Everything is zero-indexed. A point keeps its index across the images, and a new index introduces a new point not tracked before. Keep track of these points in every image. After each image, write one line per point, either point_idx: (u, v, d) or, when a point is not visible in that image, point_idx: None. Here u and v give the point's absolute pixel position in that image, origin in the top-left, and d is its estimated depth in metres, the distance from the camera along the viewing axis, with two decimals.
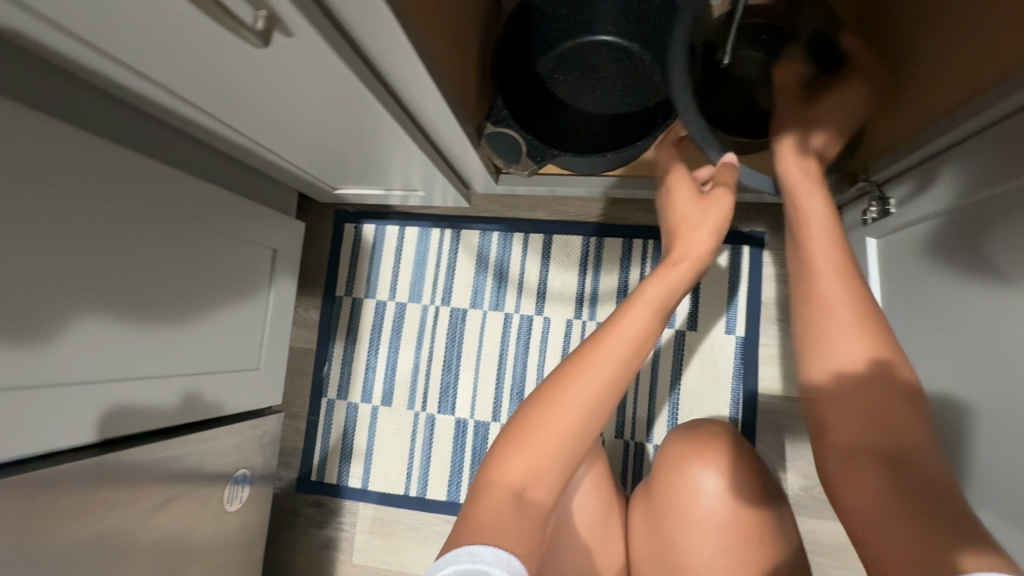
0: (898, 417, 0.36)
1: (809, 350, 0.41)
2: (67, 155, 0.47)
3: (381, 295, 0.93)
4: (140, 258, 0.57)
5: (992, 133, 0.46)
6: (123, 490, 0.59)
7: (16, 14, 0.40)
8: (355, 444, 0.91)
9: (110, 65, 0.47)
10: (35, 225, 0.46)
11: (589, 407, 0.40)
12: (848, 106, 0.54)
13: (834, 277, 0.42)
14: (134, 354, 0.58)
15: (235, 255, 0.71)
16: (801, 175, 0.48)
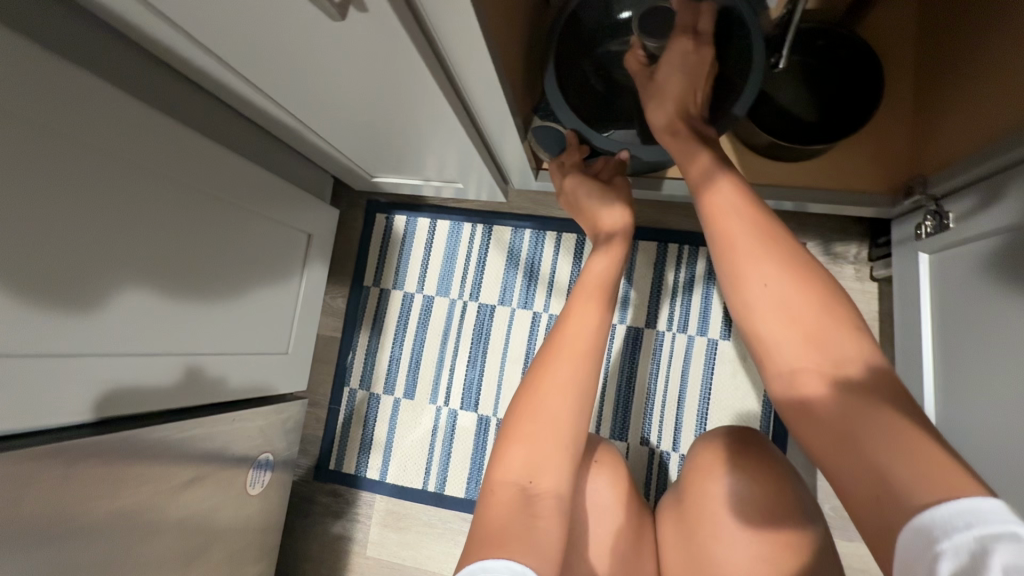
0: (826, 333, 0.40)
1: (739, 293, 0.45)
2: (115, 124, 0.47)
3: (409, 287, 0.92)
4: (180, 232, 0.57)
5: (1010, 174, 0.50)
6: (151, 466, 0.59)
7: None
8: (375, 435, 0.90)
9: (168, 30, 0.47)
10: (83, 194, 0.46)
11: (571, 392, 0.49)
12: (688, 70, 0.56)
13: (737, 216, 0.46)
14: (168, 329, 0.58)
15: (270, 238, 0.71)
16: (679, 143, 0.54)
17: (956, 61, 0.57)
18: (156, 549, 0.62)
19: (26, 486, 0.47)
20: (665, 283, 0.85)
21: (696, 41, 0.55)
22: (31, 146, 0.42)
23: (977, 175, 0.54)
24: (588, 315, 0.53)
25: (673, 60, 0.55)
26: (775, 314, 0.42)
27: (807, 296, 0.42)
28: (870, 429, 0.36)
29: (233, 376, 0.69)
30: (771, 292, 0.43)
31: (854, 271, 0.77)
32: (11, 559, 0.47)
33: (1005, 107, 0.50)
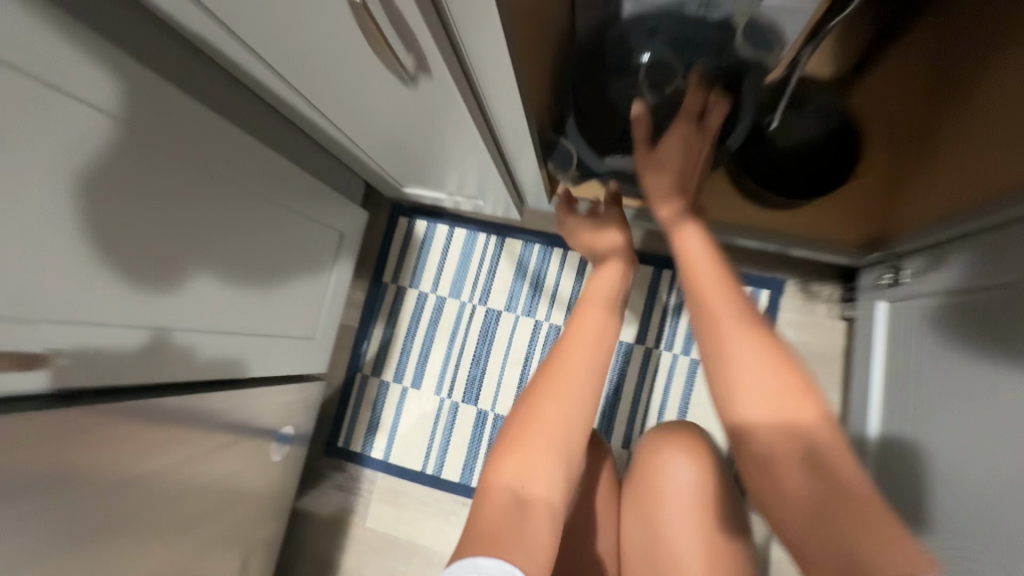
0: (802, 417, 0.39)
1: (712, 363, 0.43)
2: (220, 142, 0.56)
3: (425, 286, 1.01)
4: (246, 230, 0.65)
5: (1003, 231, 0.55)
6: (197, 432, 0.68)
7: (205, 22, 0.48)
8: (382, 418, 0.99)
9: (257, 64, 0.55)
10: (191, 197, 0.55)
11: (568, 397, 0.52)
12: (689, 144, 0.60)
13: (714, 287, 0.45)
14: (229, 310, 0.66)
15: (310, 235, 0.79)
16: (669, 214, 0.58)
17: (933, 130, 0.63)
18: (195, 504, 0.71)
19: (115, 441, 0.56)
20: (655, 306, 0.94)
21: (698, 128, 0.60)
22: (161, 162, 0.50)
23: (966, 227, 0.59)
24: (582, 334, 0.55)
25: (682, 135, 0.60)
26: (749, 395, 0.40)
27: (779, 376, 0.40)
28: (839, 530, 0.36)
29: (270, 359, 0.77)
30: (745, 371, 0.41)
31: (826, 309, 0.86)
32: (97, 497, 0.55)
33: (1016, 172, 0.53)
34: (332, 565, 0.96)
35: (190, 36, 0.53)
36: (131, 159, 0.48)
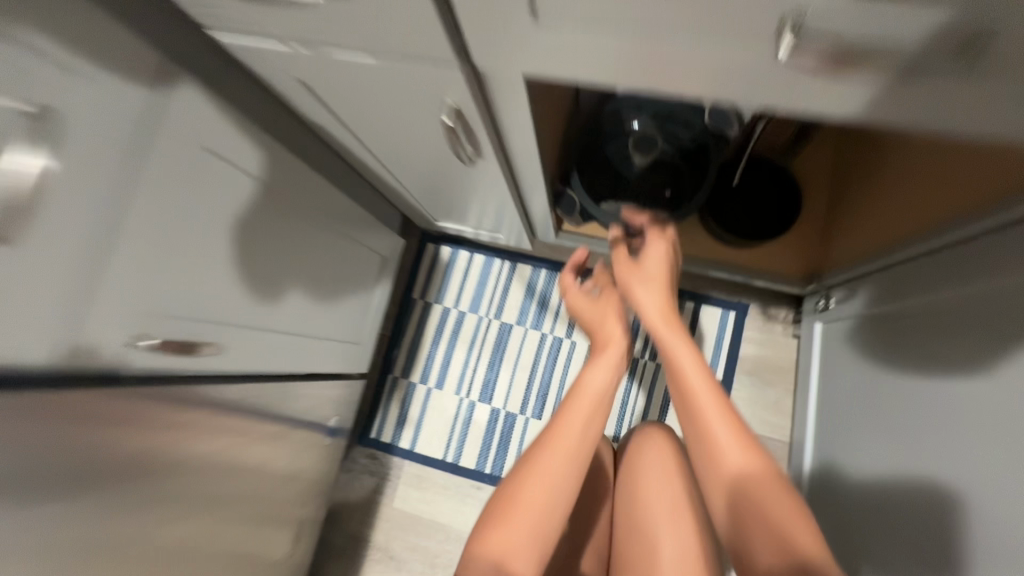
0: (790, 526, 0.48)
1: (710, 475, 0.54)
2: (319, 197, 0.74)
3: (448, 301, 1.19)
4: (327, 258, 0.83)
5: (988, 240, 0.54)
6: (285, 426, 0.83)
7: (328, 126, 0.67)
8: (409, 414, 1.16)
9: (360, 149, 0.73)
10: (299, 238, 0.72)
11: (554, 484, 0.57)
12: (664, 264, 0.74)
13: (710, 406, 0.56)
14: (311, 321, 0.83)
15: (364, 260, 0.97)
16: (670, 335, 0.63)
17: (855, 185, 0.82)
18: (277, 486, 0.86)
19: (247, 435, 0.72)
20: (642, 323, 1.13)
21: (670, 252, 0.76)
22: (285, 215, 0.68)
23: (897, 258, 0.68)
24: (574, 421, 0.61)
25: (656, 254, 0.75)
26: (736, 488, 0.52)
27: (755, 471, 0.52)
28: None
29: (330, 362, 0.94)
30: (727, 465, 0.53)
31: (782, 328, 1.04)
32: (235, 477, 0.72)
33: (964, 250, 0.58)
34: (364, 540, 1.11)
35: (315, 128, 0.70)
36: (271, 216, 0.65)
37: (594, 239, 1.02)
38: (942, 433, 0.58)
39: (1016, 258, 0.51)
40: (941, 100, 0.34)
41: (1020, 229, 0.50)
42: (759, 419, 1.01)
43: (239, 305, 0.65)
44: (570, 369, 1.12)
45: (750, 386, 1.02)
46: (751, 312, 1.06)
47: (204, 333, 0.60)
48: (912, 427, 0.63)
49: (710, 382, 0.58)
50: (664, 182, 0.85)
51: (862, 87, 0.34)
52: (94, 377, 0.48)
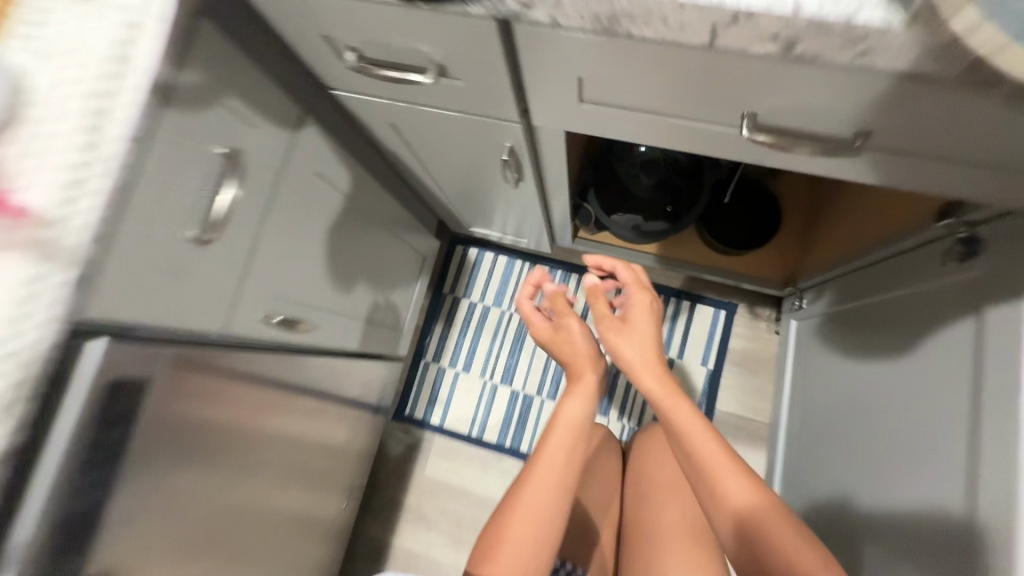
0: (799, 559, 0.50)
1: (715, 508, 0.56)
2: (381, 208, 0.90)
3: (475, 297, 1.35)
4: (384, 257, 0.99)
5: (933, 246, 0.63)
6: (347, 399, 1.00)
7: (397, 152, 0.83)
8: (439, 394, 1.32)
9: (418, 169, 0.90)
10: (366, 240, 0.89)
11: (539, 513, 0.62)
12: (649, 313, 0.70)
13: (698, 438, 0.58)
14: (369, 310, 0.99)
15: (408, 259, 1.13)
16: (643, 376, 0.64)
17: (823, 205, 0.98)
18: (336, 452, 1.02)
19: (322, 402, 0.88)
20: None
21: (653, 303, 0.71)
22: (359, 222, 0.85)
23: (851, 267, 0.81)
24: (550, 461, 0.65)
25: (641, 308, 0.70)
26: (744, 526, 0.54)
27: (759, 505, 0.54)
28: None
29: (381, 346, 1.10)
30: (737, 506, 0.54)
31: (766, 325, 1.20)
32: (311, 436, 0.88)
33: (899, 268, 0.69)
34: (397, 503, 1.27)
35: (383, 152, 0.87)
36: (350, 223, 0.82)
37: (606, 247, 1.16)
38: (873, 410, 0.72)
39: (957, 258, 0.58)
40: (852, 168, 0.50)
41: (960, 234, 0.57)
42: (744, 403, 1.17)
43: (325, 294, 0.81)
44: None
45: (737, 374, 1.19)
46: (740, 310, 1.22)
47: (303, 314, 0.76)
48: (853, 398, 0.78)
49: (699, 418, 0.60)
50: (667, 197, 1.00)
51: (798, 158, 0.51)
52: (242, 346, 0.63)
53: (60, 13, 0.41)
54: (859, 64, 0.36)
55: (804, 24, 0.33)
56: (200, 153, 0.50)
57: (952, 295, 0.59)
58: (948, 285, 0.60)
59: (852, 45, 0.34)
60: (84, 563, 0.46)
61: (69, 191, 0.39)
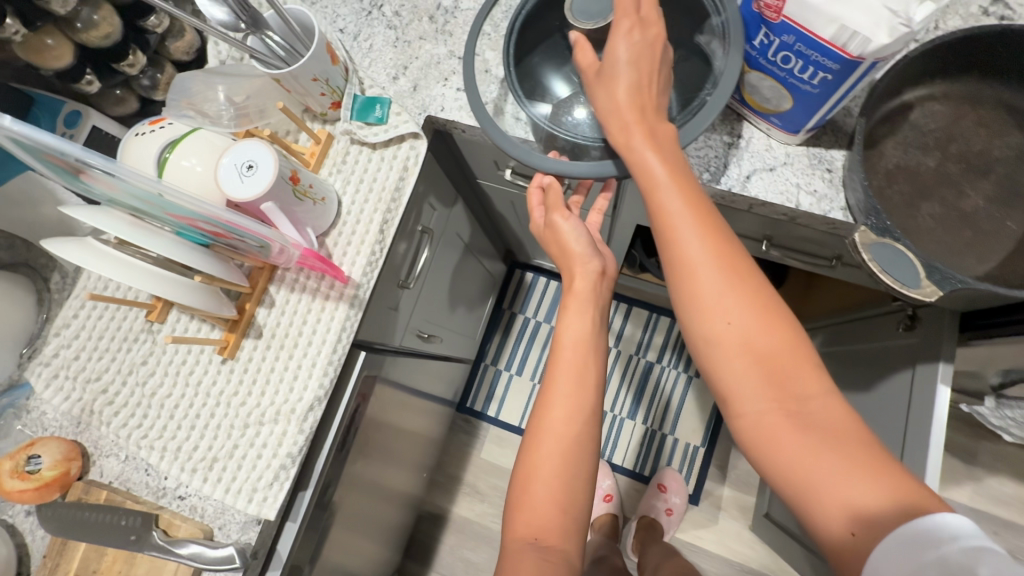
0: (805, 382, 0.45)
1: (701, 322, 0.47)
2: (479, 248, 1.18)
3: (528, 313, 1.63)
4: (475, 284, 1.27)
5: (888, 315, 0.89)
6: (439, 392, 1.27)
7: (502, 213, 1.11)
8: (496, 391, 1.60)
9: (511, 223, 1.18)
10: (469, 273, 1.17)
11: (562, 443, 0.56)
12: (627, 46, 0.50)
13: (697, 237, 0.47)
14: (463, 324, 1.28)
15: (487, 283, 1.41)
16: (629, 140, 0.50)
17: None
18: (428, 438, 1.30)
19: (429, 392, 1.17)
20: (668, 338, 1.55)
21: (641, 24, 0.50)
22: (468, 260, 1.13)
23: (839, 320, 1.07)
24: (563, 376, 0.59)
25: (618, 39, 0.50)
26: (747, 385, 0.46)
27: (763, 327, 0.46)
28: (839, 463, 0.42)
29: (463, 351, 1.37)
30: (728, 315, 0.46)
31: None
32: (421, 420, 1.16)
33: (870, 327, 0.95)
34: (458, 479, 1.55)
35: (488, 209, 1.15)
36: (464, 262, 1.10)
37: (646, 283, 1.32)
38: None
39: (904, 327, 0.83)
40: (830, 272, 0.77)
41: (906, 312, 0.83)
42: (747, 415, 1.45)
43: (444, 313, 1.09)
44: (614, 369, 1.56)
45: None
46: None
47: (432, 330, 1.04)
48: None
49: (697, 208, 0.48)
50: None
51: (797, 263, 0.79)
52: (404, 352, 0.92)
53: (359, 159, 0.69)
54: (831, 230, 0.63)
55: (802, 213, 0.60)
56: (411, 232, 0.78)
57: (900, 348, 0.84)
58: (898, 343, 0.85)
59: (827, 224, 0.61)
60: (331, 491, 0.73)
61: (365, 267, 0.67)
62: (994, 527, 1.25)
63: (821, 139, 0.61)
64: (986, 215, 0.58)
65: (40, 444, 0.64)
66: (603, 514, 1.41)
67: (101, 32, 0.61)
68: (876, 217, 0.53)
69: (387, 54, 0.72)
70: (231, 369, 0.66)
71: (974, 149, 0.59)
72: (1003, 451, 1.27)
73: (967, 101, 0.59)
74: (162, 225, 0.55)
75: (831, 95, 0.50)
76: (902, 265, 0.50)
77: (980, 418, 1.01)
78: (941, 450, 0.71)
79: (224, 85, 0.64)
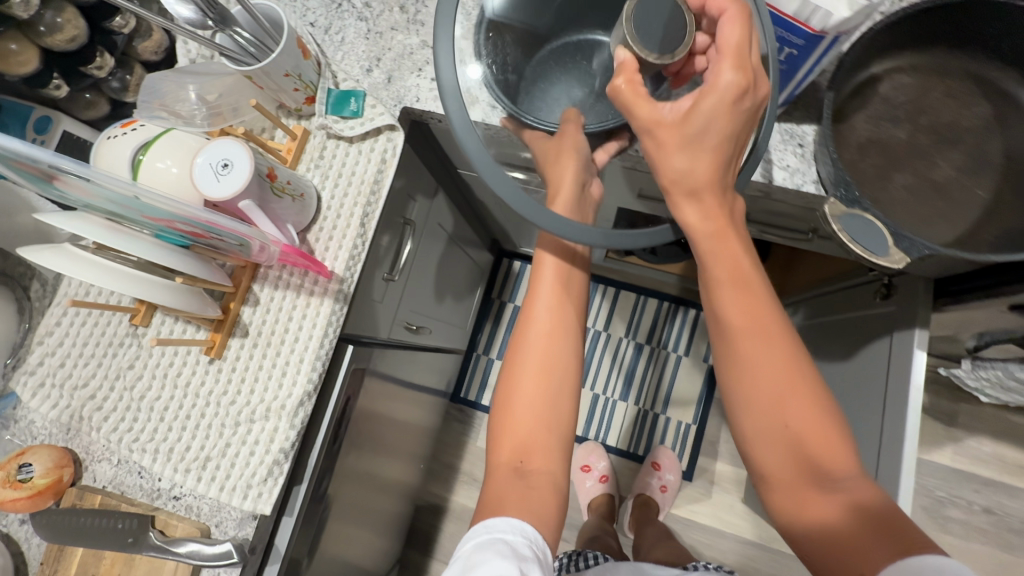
0: (834, 456, 0.47)
1: (745, 397, 0.49)
2: (464, 238, 1.19)
3: (518, 300, 1.64)
4: (462, 274, 1.28)
5: (865, 287, 0.92)
6: (432, 382, 1.28)
7: (484, 203, 1.12)
8: (489, 379, 1.62)
9: (495, 212, 1.18)
10: (455, 264, 1.18)
11: (545, 366, 0.58)
12: (730, 116, 0.44)
13: (744, 318, 0.49)
14: (452, 314, 1.29)
15: (475, 273, 1.42)
16: (689, 218, 0.48)
17: None
18: (422, 428, 1.32)
19: (421, 383, 1.18)
20: (657, 320, 1.57)
21: (750, 86, 0.44)
22: (453, 250, 1.14)
23: (820, 292, 1.10)
24: (545, 300, 0.60)
25: (721, 102, 0.43)
26: (786, 453, 0.48)
27: (803, 401, 0.47)
28: (862, 531, 0.44)
29: (453, 341, 1.38)
30: (773, 388, 0.48)
31: None
32: (414, 410, 1.17)
33: (850, 298, 0.97)
34: (455, 467, 1.56)
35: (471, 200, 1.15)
36: (449, 252, 1.11)
37: (630, 266, 1.33)
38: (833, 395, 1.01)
39: (880, 296, 0.86)
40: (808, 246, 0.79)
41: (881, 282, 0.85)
42: None
43: (433, 304, 1.10)
44: (605, 353, 1.57)
45: None
46: None
47: (421, 322, 1.05)
48: None
49: (749, 284, 0.49)
50: None
51: (776, 239, 0.80)
52: (395, 345, 0.92)
53: (336, 154, 0.69)
54: (805, 203, 0.64)
55: (776, 188, 0.62)
56: (393, 224, 0.79)
57: (878, 317, 0.86)
58: (876, 312, 0.87)
59: (802, 198, 0.63)
60: (327, 484, 0.74)
61: (347, 262, 0.67)
62: (977, 486, 1.29)
63: (793, 114, 0.62)
64: (957, 183, 0.59)
65: (31, 452, 0.64)
66: (598, 494, 1.42)
67: (66, 36, 0.60)
68: (845, 189, 0.54)
69: (360, 46, 0.71)
70: (219, 369, 0.66)
71: (943, 120, 0.61)
72: (983, 412, 1.31)
73: (935, 72, 0.61)
74: (141, 228, 0.55)
75: (797, 71, 0.51)
76: (871, 234, 0.51)
77: (958, 380, 1.04)
78: (919, 412, 0.74)
79: (194, 84, 0.63)
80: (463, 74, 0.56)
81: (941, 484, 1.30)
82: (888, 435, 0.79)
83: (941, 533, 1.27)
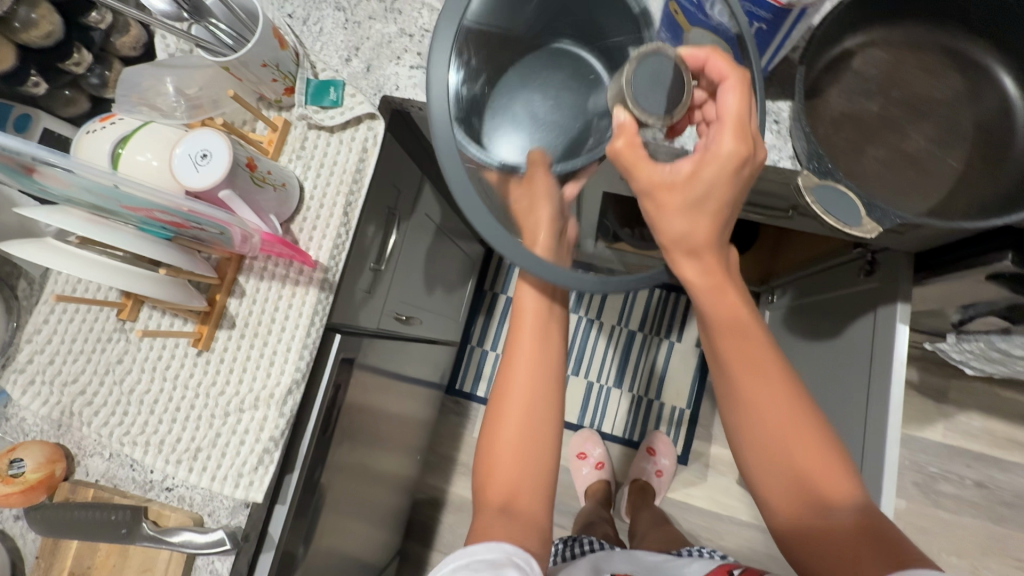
0: (834, 488, 0.49)
1: (750, 434, 0.52)
2: (453, 228, 1.19)
3: (510, 291, 1.64)
4: (452, 265, 1.28)
5: (849, 265, 0.92)
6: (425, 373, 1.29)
7: None
8: (483, 370, 1.62)
9: None
10: (444, 254, 1.19)
11: (527, 410, 0.57)
12: (730, 183, 0.45)
13: (747, 360, 0.51)
14: (443, 305, 1.29)
15: (465, 265, 1.42)
16: (690, 270, 0.49)
17: None
18: (417, 421, 1.32)
19: (414, 374, 1.18)
20: (648, 307, 1.58)
21: (750, 154, 0.45)
22: (442, 241, 1.14)
23: (807, 272, 1.11)
24: (524, 341, 0.58)
25: (723, 171, 0.44)
26: (790, 484, 0.50)
27: (803, 438, 0.50)
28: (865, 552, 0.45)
29: (446, 333, 1.39)
30: (776, 425, 0.51)
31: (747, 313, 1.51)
32: (407, 401, 1.18)
33: (835, 277, 0.98)
34: (452, 459, 1.57)
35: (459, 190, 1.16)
36: (438, 242, 1.12)
37: None
38: (821, 373, 1.02)
39: (863, 272, 0.86)
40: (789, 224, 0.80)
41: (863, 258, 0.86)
42: None
43: (423, 295, 1.11)
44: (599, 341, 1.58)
45: None
46: None
47: (411, 313, 1.06)
48: (808, 369, 1.08)
49: (750, 328, 0.52)
50: None
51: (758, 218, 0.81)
52: (385, 336, 0.93)
53: (317, 144, 0.70)
54: (783, 179, 0.65)
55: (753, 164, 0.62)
56: (378, 215, 0.79)
57: (862, 293, 0.87)
58: (859, 289, 0.88)
59: (779, 174, 0.63)
60: (319, 472, 0.75)
61: (331, 251, 0.68)
62: (967, 460, 1.30)
63: (767, 91, 0.62)
64: (929, 155, 0.60)
65: (22, 448, 0.65)
66: (594, 480, 1.43)
67: (41, 31, 0.61)
68: (817, 162, 0.56)
69: (338, 36, 0.71)
70: (207, 360, 0.67)
71: (914, 93, 0.61)
72: (973, 387, 1.32)
73: (906, 46, 0.61)
74: (126, 222, 0.55)
75: (770, 44, 0.53)
76: (843, 205, 0.52)
77: (943, 354, 1.05)
78: (902, 385, 0.75)
79: (172, 77, 0.64)
80: (435, 81, 0.51)
81: (932, 460, 1.31)
82: (873, 409, 0.80)
83: (933, 508, 1.29)
